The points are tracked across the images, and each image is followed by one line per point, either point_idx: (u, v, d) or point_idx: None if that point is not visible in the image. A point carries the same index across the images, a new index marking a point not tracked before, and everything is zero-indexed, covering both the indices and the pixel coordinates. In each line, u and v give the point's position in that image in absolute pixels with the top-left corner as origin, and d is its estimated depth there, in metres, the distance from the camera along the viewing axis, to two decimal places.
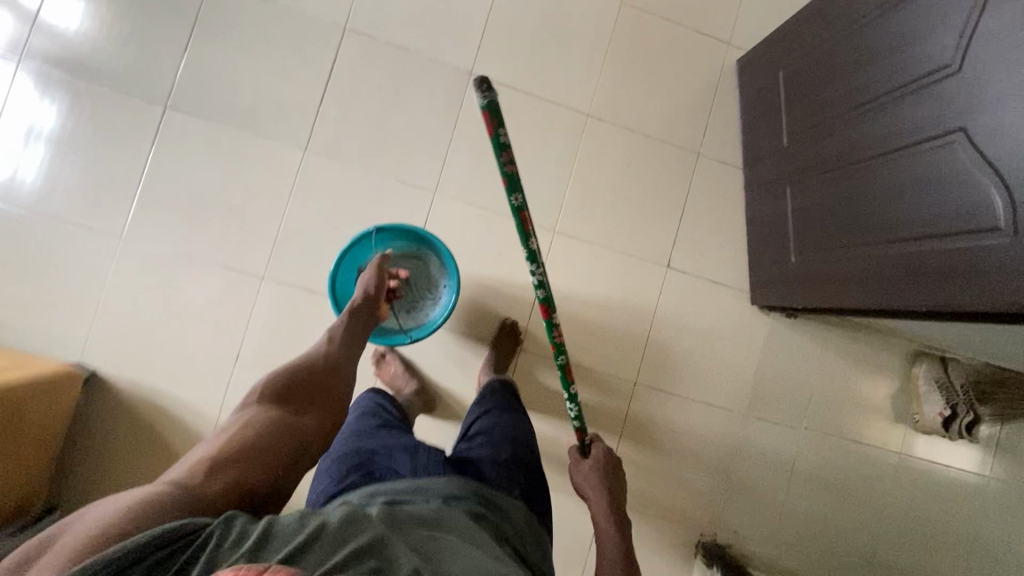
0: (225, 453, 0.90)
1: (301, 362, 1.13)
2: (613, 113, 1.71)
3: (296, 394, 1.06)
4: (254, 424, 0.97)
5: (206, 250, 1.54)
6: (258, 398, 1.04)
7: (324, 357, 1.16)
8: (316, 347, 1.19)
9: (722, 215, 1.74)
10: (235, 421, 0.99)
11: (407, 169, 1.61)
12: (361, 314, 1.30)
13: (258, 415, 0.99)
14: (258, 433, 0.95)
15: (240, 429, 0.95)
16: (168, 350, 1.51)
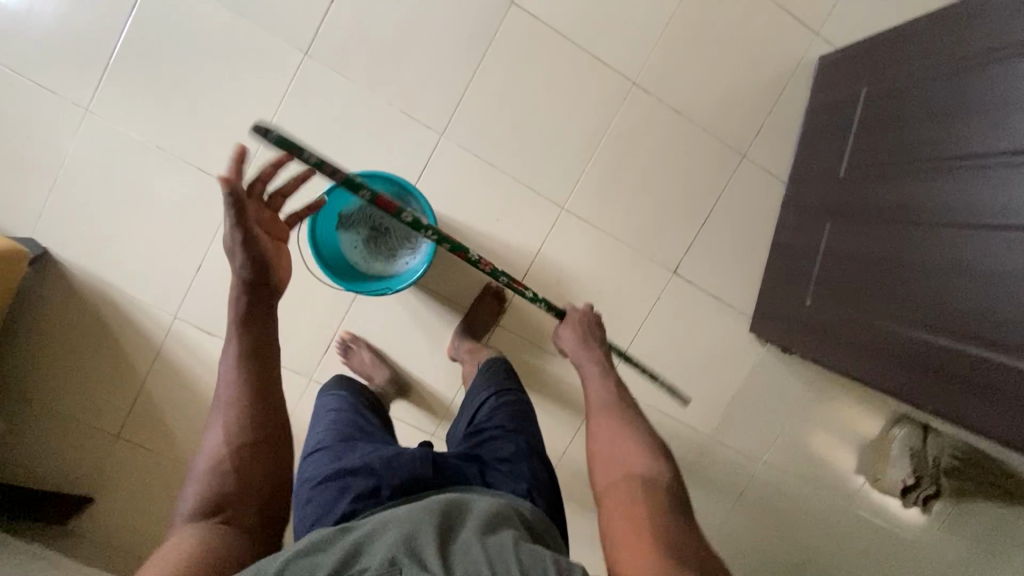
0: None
1: (217, 443, 0.78)
2: (663, 87, 1.48)
3: (224, 479, 0.76)
4: (197, 537, 0.70)
5: (182, 145, 1.39)
6: (187, 503, 0.74)
7: (240, 418, 0.79)
8: (216, 422, 0.80)
9: (751, 229, 1.57)
10: (174, 532, 0.72)
11: (417, 102, 1.42)
12: (265, 351, 0.84)
13: (198, 526, 0.72)
14: (205, 549, 0.69)
15: (186, 540, 0.70)
16: (130, 246, 1.42)
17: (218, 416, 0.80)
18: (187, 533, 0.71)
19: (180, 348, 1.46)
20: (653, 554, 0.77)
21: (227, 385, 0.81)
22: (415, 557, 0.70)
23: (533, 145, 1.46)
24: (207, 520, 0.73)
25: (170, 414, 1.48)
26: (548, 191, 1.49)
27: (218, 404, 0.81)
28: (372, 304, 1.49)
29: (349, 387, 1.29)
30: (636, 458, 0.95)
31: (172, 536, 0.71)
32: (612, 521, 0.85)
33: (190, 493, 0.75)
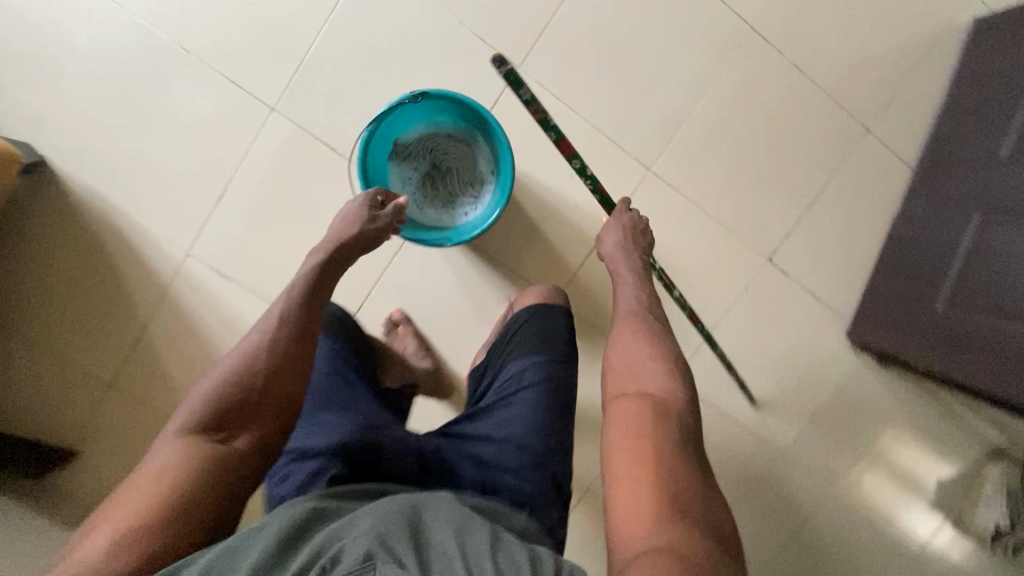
0: (162, 503, 0.62)
1: (242, 355, 0.75)
2: (788, 37, 1.24)
3: (237, 403, 0.71)
4: (190, 460, 0.66)
5: (213, 48, 1.17)
6: (189, 408, 0.70)
7: (271, 350, 0.75)
8: (247, 341, 0.77)
9: (862, 218, 1.34)
10: (163, 446, 0.68)
11: (494, 26, 1.19)
12: (313, 303, 0.83)
13: (193, 447, 0.67)
14: (190, 477, 0.65)
15: (173, 462, 0.66)
16: (143, 164, 1.21)
17: (256, 331, 0.78)
18: (178, 450, 0.67)
19: (188, 289, 1.24)
20: (653, 499, 0.67)
21: (273, 314, 0.79)
22: (389, 553, 0.58)
23: (622, 92, 1.24)
24: (205, 439, 0.68)
25: (168, 367, 1.26)
26: (634, 148, 1.26)
27: (256, 329, 0.78)
28: (414, 260, 1.27)
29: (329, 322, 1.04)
30: (653, 377, 0.82)
31: (159, 449, 0.68)
32: (619, 449, 0.74)
33: (187, 407, 0.71)
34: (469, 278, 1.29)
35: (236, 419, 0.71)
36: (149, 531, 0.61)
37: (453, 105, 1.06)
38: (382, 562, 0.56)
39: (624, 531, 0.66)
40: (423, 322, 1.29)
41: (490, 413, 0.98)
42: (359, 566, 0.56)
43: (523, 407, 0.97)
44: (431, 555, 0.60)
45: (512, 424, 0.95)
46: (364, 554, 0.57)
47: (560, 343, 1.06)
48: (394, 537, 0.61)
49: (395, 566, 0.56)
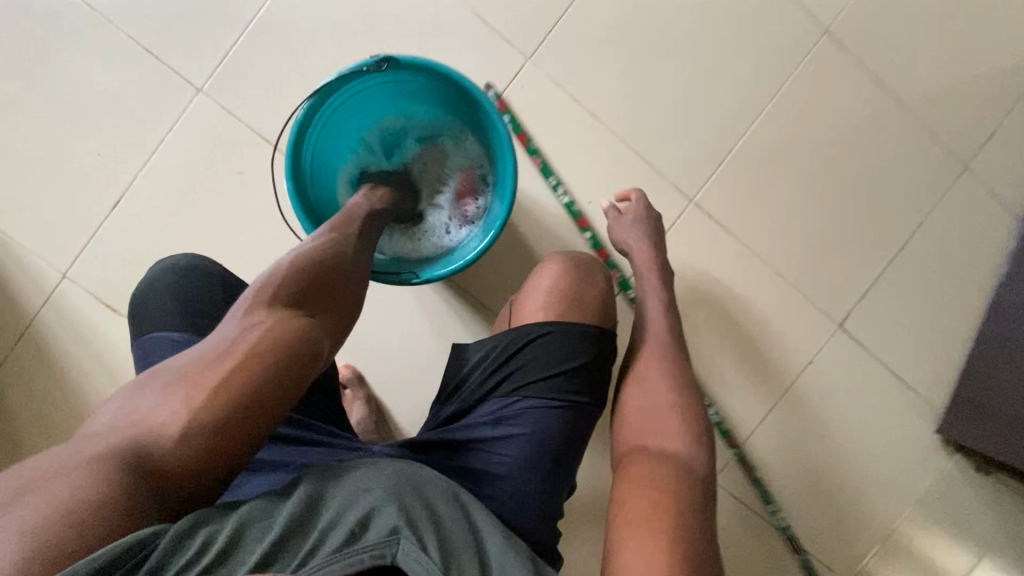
0: (233, 390, 0.48)
1: (315, 253, 0.60)
2: (865, 44, 0.99)
3: (318, 292, 0.58)
4: (273, 338, 0.52)
5: (127, 8, 0.88)
6: (257, 290, 0.56)
7: (345, 254, 0.62)
8: (323, 234, 0.63)
9: (960, 275, 1.04)
10: (231, 320, 0.53)
11: (500, 6, 0.93)
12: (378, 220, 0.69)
13: (275, 329, 0.52)
14: (276, 352, 0.51)
15: (255, 338, 0.51)
16: (18, 152, 0.90)
17: (326, 231, 0.64)
18: (254, 327, 0.52)
19: (62, 323, 0.91)
20: (661, 529, 0.52)
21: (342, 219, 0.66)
22: (418, 532, 0.49)
23: (658, 98, 0.97)
24: (282, 319, 0.54)
25: (20, 430, 0.90)
26: (671, 170, 0.98)
27: (330, 224, 0.65)
28: (376, 299, 0.95)
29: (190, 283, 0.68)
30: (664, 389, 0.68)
31: (228, 322, 0.53)
32: (632, 480, 0.59)
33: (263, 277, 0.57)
34: (448, 326, 0.96)
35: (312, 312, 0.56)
36: (225, 418, 0.47)
37: (435, 80, 0.76)
38: (406, 546, 0.47)
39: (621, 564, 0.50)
40: (382, 384, 0.95)
41: (450, 460, 0.65)
42: (384, 538, 0.47)
43: (497, 464, 0.64)
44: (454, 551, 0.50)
45: (480, 486, 0.63)
46: (391, 527, 0.48)
47: (559, 381, 0.66)
48: (421, 521, 0.50)
49: (422, 554, 0.47)
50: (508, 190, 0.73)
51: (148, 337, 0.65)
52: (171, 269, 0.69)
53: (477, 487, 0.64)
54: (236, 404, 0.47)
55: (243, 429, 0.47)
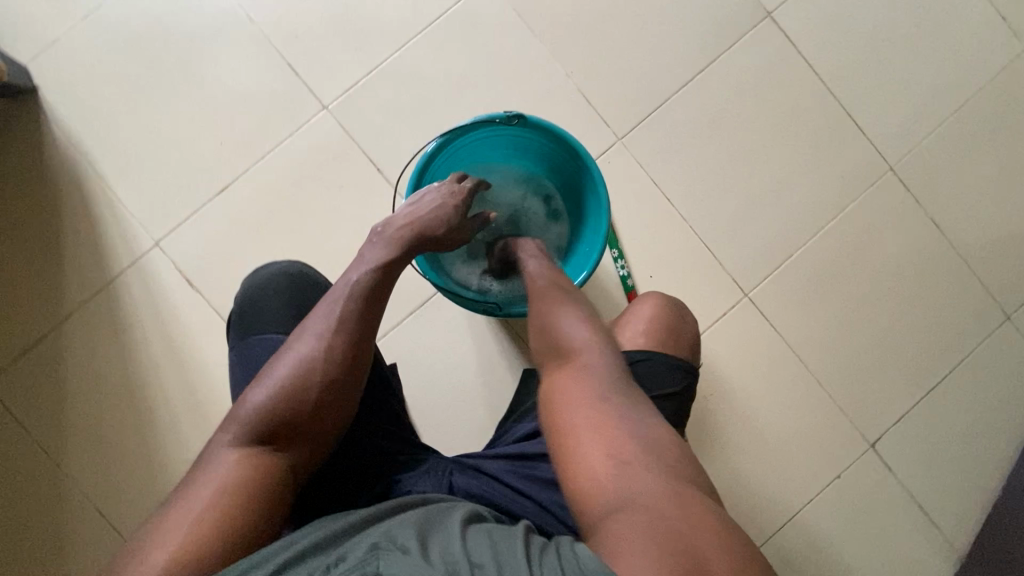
0: (210, 537, 0.50)
1: (297, 364, 0.58)
2: (923, 186, 1.07)
3: (290, 422, 0.57)
4: (249, 485, 0.53)
5: (280, 26, 1.00)
6: (237, 425, 0.56)
7: (329, 357, 0.59)
8: (308, 337, 0.60)
9: (993, 418, 1.06)
10: (214, 462, 0.55)
11: (604, 90, 1.03)
12: (380, 298, 0.64)
13: (246, 462, 0.55)
14: (248, 500, 0.53)
15: (231, 489, 0.53)
16: (149, 127, 0.98)
17: (319, 326, 0.60)
18: (223, 476, 0.53)
19: (139, 285, 0.95)
20: (603, 448, 0.52)
21: (335, 302, 0.62)
22: (394, 545, 0.48)
23: (730, 195, 1.04)
24: (259, 458, 0.55)
25: (74, 379, 0.93)
26: (731, 261, 1.04)
27: (319, 320, 0.61)
28: (436, 324, 0.99)
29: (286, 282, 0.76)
30: (575, 330, 0.62)
31: (207, 467, 0.55)
32: (563, 414, 0.56)
33: (255, 389, 0.58)
34: (499, 363, 0.99)
35: (284, 443, 0.57)
36: (211, 563, 0.49)
37: (550, 138, 0.83)
38: (387, 555, 0.46)
39: (587, 499, 0.51)
40: (421, 407, 0.97)
41: (530, 468, 0.70)
42: (362, 558, 0.47)
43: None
44: (437, 538, 0.49)
45: (559, 493, 0.68)
46: (368, 547, 0.47)
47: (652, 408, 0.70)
48: (402, 533, 0.50)
49: (401, 554, 0.46)
50: (598, 245, 0.79)
51: (252, 341, 0.72)
52: (283, 274, 0.77)
53: (558, 494, 0.67)
54: (216, 556, 0.49)
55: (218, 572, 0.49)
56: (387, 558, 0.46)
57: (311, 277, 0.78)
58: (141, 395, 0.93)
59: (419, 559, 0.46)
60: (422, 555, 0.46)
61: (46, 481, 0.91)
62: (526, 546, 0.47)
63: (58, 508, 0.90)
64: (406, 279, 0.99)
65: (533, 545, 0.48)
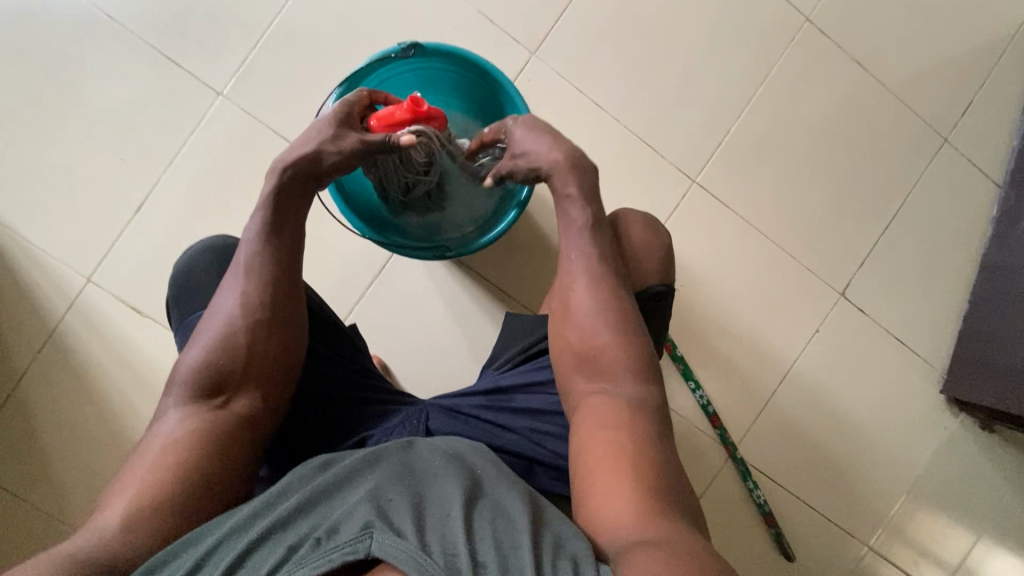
0: (168, 475, 0.54)
1: (224, 317, 0.61)
2: (842, 31, 1.06)
3: (229, 368, 0.60)
4: (201, 429, 0.58)
5: (147, 19, 0.92)
6: (181, 384, 0.60)
7: (253, 304, 0.62)
8: (230, 291, 0.63)
9: (948, 240, 1.10)
10: (166, 418, 0.59)
11: (506, 6, 0.98)
12: (292, 236, 0.66)
13: (199, 414, 0.58)
14: (204, 442, 0.57)
15: (184, 437, 0.57)
16: (40, 161, 0.91)
17: (236, 280, 0.63)
18: (175, 428, 0.58)
19: (86, 327, 0.91)
20: (612, 466, 0.56)
21: (246, 249, 0.64)
22: (389, 524, 0.49)
23: (656, 85, 1.02)
24: (208, 408, 0.59)
25: (52, 436, 0.90)
26: (672, 152, 1.03)
27: (234, 274, 0.64)
28: (398, 287, 0.97)
29: (211, 249, 0.74)
30: (592, 326, 0.62)
31: (161, 425, 0.59)
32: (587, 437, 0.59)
33: (194, 351, 0.61)
34: (470, 309, 0.98)
35: (231, 389, 0.60)
36: (171, 497, 0.53)
37: (455, 64, 0.80)
38: (381, 534, 0.47)
39: (593, 519, 0.54)
40: (405, 371, 0.97)
41: (507, 401, 0.72)
42: (354, 534, 0.48)
43: (552, 402, 0.70)
44: (434, 522, 0.50)
45: (538, 421, 0.70)
46: (360, 525, 0.48)
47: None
48: (397, 513, 0.50)
49: (397, 539, 0.47)
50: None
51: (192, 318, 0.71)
52: (207, 250, 0.74)
53: (535, 421, 0.70)
54: (172, 490, 0.54)
55: (179, 508, 0.53)
56: (381, 544, 0.47)
57: (239, 247, 0.75)
58: (125, 433, 0.91)
59: (416, 546, 0.47)
60: (421, 543, 0.47)
61: (54, 540, 0.89)
62: (529, 546, 0.48)
63: None
64: (356, 251, 0.97)
65: (540, 537, 0.49)
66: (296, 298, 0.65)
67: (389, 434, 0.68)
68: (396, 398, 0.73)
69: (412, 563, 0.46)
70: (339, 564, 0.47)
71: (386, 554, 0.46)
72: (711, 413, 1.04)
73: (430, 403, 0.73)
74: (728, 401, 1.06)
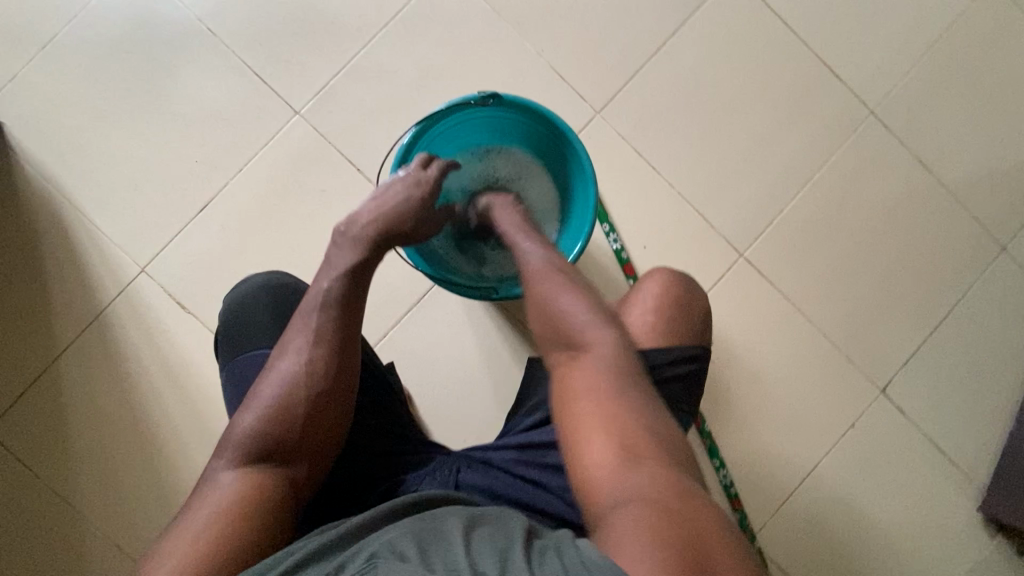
0: (218, 552, 0.53)
1: (283, 383, 0.60)
2: (906, 128, 1.07)
3: (284, 437, 0.59)
4: (251, 500, 0.56)
5: (242, 36, 0.98)
6: (233, 446, 0.58)
7: (314, 370, 0.60)
8: (292, 355, 0.61)
9: (999, 350, 1.06)
10: (215, 479, 0.57)
11: (578, 65, 1.02)
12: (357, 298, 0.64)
13: (248, 480, 0.57)
14: (252, 513, 0.55)
15: (232, 503, 0.55)
16: (120, 153, 0.96)
17: (299, 345, 0.61)
18: (223, 495, 0.56)
19: (131, 315, 0.93)
20: (611, 446, 0.51)
21: (311, 313, 0.63)
22: (393, 552, 0.47)
23: (714, 157, 1.04)
24: (259, 474, 0.58)
25: (76, 417, 0.92)
26: (722, 223, 1.03)
27: (297, 335, 0.62)
28: (435, 320, 0.98)
29: (264, 286, 0.77)
30: (564, 314, 0.60)
31: (209, 486, 0.57)
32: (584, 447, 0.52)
33: (248, 412, 0.59)
34: (503, 350, 0.98)
35: (283, 458, 0.59)
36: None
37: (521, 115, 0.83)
38: (386, 561, 0.46)
39: (593, 493, 0.50)
40: (429, 403, 0.96)
41: (540, 456, 0.69)
42: (361, 567, 0.47)
43: None
44: (436, 545, 0.48)
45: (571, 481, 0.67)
46: (365, 558, 0.47)
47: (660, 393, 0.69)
48: (401, 541, 0.49)
49: (399, 561, 0.46)
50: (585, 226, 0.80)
51: (242, 359, 0.72)
52: (257, 286, 0.76)
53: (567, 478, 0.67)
54: (222, 565, 0.52)
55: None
56: (385, 565, 0.45)
57: (284, 283, 0.77)
58: (146, 424, 0.92)
59: (418, 566, 0.45)
60: (422, 563, 0.45)
61: (60, 522, 0.89)
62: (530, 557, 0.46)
63: (76, 549, 0.89)
64: (399, 278, 0.98)
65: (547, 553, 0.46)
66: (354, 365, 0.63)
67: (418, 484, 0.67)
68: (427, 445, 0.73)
69: None
70: None
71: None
72: (732, 495, 0.99)
73: (462, 453, 0.72)
74: (750, 484, 1.02)
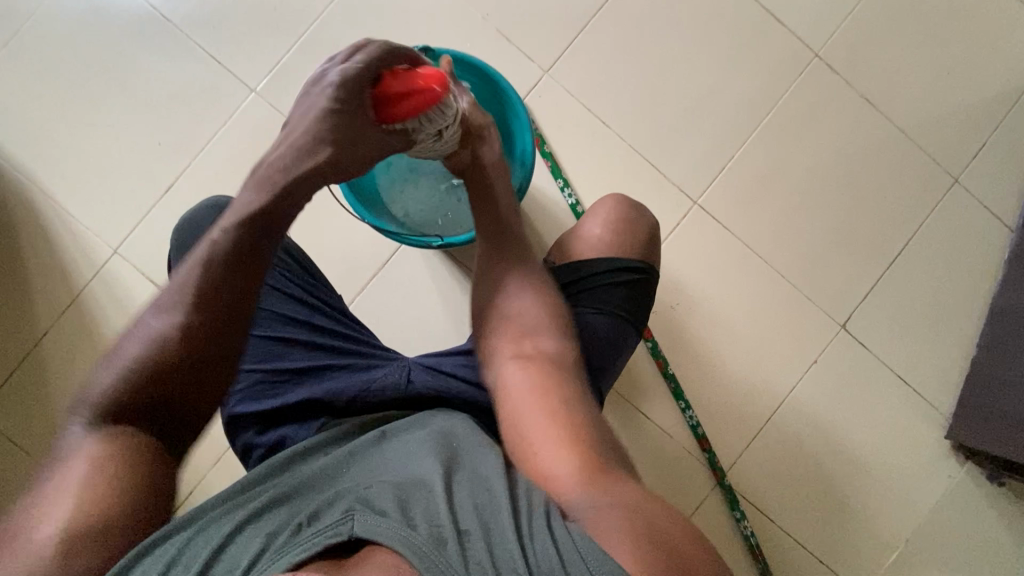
0: (87, 509, 0.49)
1: (151, 339, 0.54)
2: (851, 70, 1.09)
3: (155, 394, 0.53)
4: (125, 456, 0.51)
5: (195, 21, 1.01)
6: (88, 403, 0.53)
7: (193, 322, 0.54)
8: (162, 312, 0.55)
9: (956, 281, 1.08)
10: (71, 436, 0.52)
11: (523, 26, 1.05)
12: (250, 243, 0.58)
13: (120, 440, 0.52)
14: (120, 471, 0.51)
15: (98, 464, 0.50)
16: (86, 143, 1.00)
17: (167, 299, 0.56)
18: (89, 453, 0.51)
19: (107, 294, 0.97)
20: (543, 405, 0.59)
21: (193, 263, 0.56)
22: (370, 506, 0.49)
23: (663, 108, 1.06)
24: (129, 430, 0.52)
25: (60, 397, 0.95)
26: (674, 172, 1.06)
27: (178, 284, 0.56)
28: (399, 279, 1.01)
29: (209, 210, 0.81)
30: (516, 300, 0.68)
31: (68, 445, 0.52)
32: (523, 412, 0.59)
33: (116, 366, 0.53)
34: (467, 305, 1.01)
35: (156, 416, 0.53)
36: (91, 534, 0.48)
37: (454, 66, 0.88)
38: (364, 515, 0.48)
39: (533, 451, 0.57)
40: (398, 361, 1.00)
41: None
42: (337, 518, 0.49)
43: None
44: (417, 498, 0.51)
45: None
46: (342, 510, 0.49)
47: (600, 296, 0.75)
48: (378, 496, 0.51)
49: (376, 516, 0.48)
50: (528, 143, 0.85)
51: None
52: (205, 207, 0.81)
53: None
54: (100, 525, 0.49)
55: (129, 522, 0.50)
56: (363, 521, 0.47)
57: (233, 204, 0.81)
58: None
59: (402, 524, 0.47)
60: (404, 518, 0.48)
61: None
62: (517, 519, 0.49)
63: None
64: (362, 242, 1.01)
65: (521, 513, 0.50)
66: (215, 314, 0.55)
67: (370, 384, 0.71)
68: (383, 352, 0.76)
69: (399, 536, 0.46)
70: (322, 548, 0.47)
71: (372, 533, 0.46)
72: (700, 435, 1.02)
73: (412, 359, 0.75)
74: (717, 425, 1.05)
